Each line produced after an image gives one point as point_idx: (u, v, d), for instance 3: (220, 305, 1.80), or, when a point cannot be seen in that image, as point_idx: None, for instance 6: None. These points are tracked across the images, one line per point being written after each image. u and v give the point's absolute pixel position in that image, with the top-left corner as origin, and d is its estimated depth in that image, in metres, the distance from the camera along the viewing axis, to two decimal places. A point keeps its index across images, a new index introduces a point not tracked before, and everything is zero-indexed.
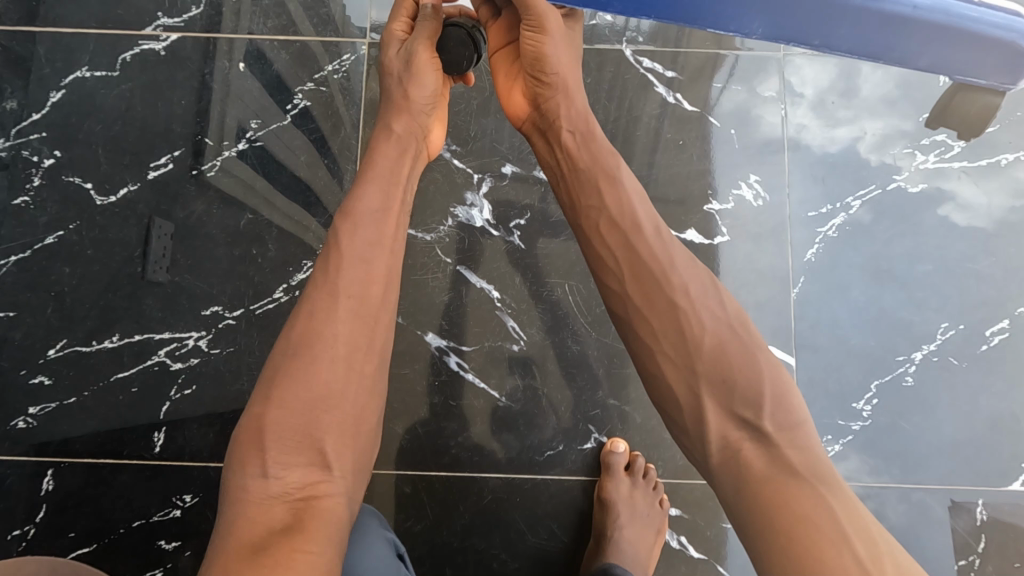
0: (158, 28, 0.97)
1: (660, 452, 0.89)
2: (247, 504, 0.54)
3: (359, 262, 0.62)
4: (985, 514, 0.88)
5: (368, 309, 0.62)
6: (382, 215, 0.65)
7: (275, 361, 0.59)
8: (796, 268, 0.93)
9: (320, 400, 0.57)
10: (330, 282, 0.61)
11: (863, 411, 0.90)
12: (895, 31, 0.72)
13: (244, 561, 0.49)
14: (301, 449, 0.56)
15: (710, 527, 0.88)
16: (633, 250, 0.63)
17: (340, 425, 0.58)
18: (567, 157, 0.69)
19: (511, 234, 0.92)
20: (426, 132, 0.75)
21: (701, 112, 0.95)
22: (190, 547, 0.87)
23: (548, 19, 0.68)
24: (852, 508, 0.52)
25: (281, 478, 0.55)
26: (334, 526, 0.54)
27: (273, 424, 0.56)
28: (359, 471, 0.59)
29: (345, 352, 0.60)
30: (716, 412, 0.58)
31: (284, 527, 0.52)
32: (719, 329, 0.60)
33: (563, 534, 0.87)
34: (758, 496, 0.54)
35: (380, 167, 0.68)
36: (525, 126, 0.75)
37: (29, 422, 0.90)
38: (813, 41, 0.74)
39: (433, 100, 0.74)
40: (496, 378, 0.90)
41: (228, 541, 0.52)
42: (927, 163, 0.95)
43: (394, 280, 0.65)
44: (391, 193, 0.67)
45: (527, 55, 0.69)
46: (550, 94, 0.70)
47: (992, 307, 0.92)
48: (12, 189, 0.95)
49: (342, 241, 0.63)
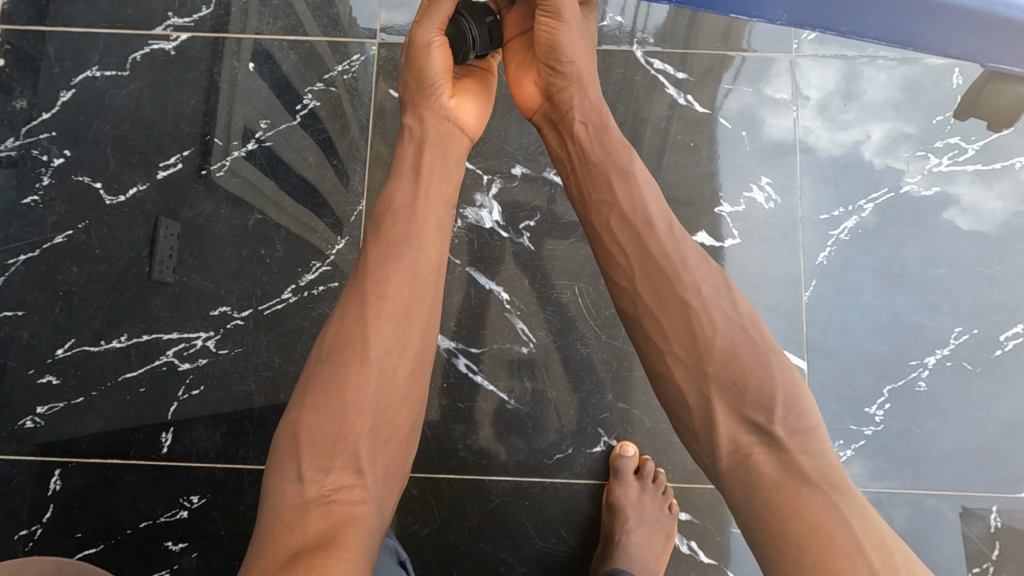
0: (167, 28, 0.97)
1: (669, 456, 0.89)
2: (283, 508, 0.55)
3: (391, 262, 0.62)
4: (1000, 521, 0.87)
5: (400, 310, 0.61)
6: (411, 212, 0.64)
7: (311, 367, 0.60)
8: (808, 271, 0.92)
9: (352, 406, 0.57)
10: (362, 284, 0.61)
11: (875, 416, 0.89)
12: (917, 18, 0.69)
13: (279, 566, 0.50)
14: (335, 454, 0.57)
15: (720, 532, 0.87)
16: (644, 248, 0.62)
17: (373, 430, 0.58)
18: (579, 150, 0.69)
19: (520, 236, 0.92)
20: (448, 110, 0.69)
21: (710, 113, 0.95)
22: (196, 549, 0.87)
23: (565, 6, 0.66)
24: (865, 515, 0.51)
25: (316, 482, 0.56)
26: (367, 532, 0.55)
27: (307, 429, 0.57)
28: (392, 476, 0.60)
29: (379, 356, 0.59)
30: (727, 417, 0.57)
31: (319, 533, 0.53)
32: (731, 330, 0.59)
33: (571, 538, 0.87)
34: (770, 502, 0.53)
35: (407, 160, 0.68)
36: (536, 117, 0.74)
37: (35, 421, 0.90)
38: (839, 28, 0.70)
39: (443, 78, 0.68)
40: (504, 380, 0.89)
41: (266, 544, 0.53)
42: (940, 166, 0.94)
43: (428, 278, 0.63)
44: (418, 187, 0.65)
45: (542, 43, 0.68)
46: (564, 84, 0.69)
47: (1006, 311, 0.91)
48: (21, 188, 0.95)
49: (375, 243, 0.63)
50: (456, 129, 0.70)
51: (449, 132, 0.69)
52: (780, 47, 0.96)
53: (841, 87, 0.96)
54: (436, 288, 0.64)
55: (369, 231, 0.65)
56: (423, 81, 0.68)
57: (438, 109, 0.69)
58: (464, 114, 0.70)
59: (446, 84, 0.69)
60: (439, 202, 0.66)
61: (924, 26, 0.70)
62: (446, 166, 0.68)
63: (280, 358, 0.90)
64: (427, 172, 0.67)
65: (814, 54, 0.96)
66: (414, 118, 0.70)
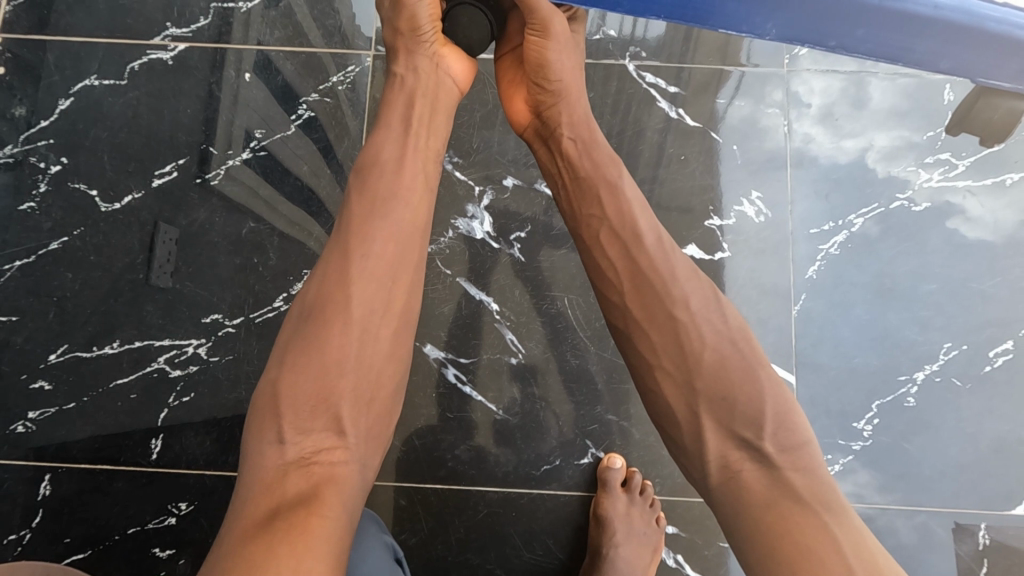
0: (166, 38, 0.98)
1: (657, 469, 0.88)
2: (264, 470, 0.55)
3: (375, 221, 0.62)
4: (989, 538, 0.87)
5: (384, 270, 0.61)
6: (396, 174, 0.64)
7: (292, 327, 0.60)
8: (798, 284, 0.92)
9: (333, 367, 0.58)
10: (344, 243, 0.61)
11: (863, 431, 0.89)
12: (913, 32, 0.65)
13: (260, 527, 0.51)
14: (315, 416, 0.57)
15: (708, 546, 0.87)
16: (632, 258, 0.63)
17: (355, 391, 0.58)
18: (568, 166, 0.69)
19: (511, 247, 0.92)
20: (438, 60, 0.70)
21: (703, 127, 0.95)
22: (185, 555, 0.87)
23: (553, 24, 0.67)
24: (859, 538, 0.51)
25: (297, 443, 0.56)
26: (347, 493, 0.56)
27: (286, 390, 0.57)
28: (375, 437, 0.60)
29: (361, 314, 0.59)
30: (716, 433, 0.57)
31: (299, 494, 0.54)
32: (720, 343, 0.59)
33: (559, 550, 0.87)
34: (762, 525, 0.53)
35: (395, 113, 0.68)
36: (527, 133, 0.75)
37: (27, 426, 0.91)
38: (829, 42, 0.66)
39: (435, 23, 0.69)
40: (494, 391, 0.89)
41: (246, 504, 0.54)
42: (930, 182, 0.94)
43: (410, 240, 0.63)
44: (406, 141, 0.66)
45: (531, 61, 0.69)
46: (552, 101, 0.70)
47: (997, 327, 0.91)
48: (18, 195, 0.96)
49: (358, 201, 0.63)
50: (448, 79, 0.71)
51: (440, 84, 0.70)
52: (774, 61, 0.97)
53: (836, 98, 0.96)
54: (420, 249, 0.64)
55: (352, 187, 0.64)
56: (417, 27, 0.68)
57: (431, 55, 0.70)
58: (454, 67, 0.72)
59: (435, 29, 0.69)
60: (425, 159, 0.67)
61: (914, 40, 0.65)
62: (434, 120, 0.69)
63: None
64: (414, 129, 0.67)
65: (810, 67, 0.97)
66: (409, 65, 0.69)
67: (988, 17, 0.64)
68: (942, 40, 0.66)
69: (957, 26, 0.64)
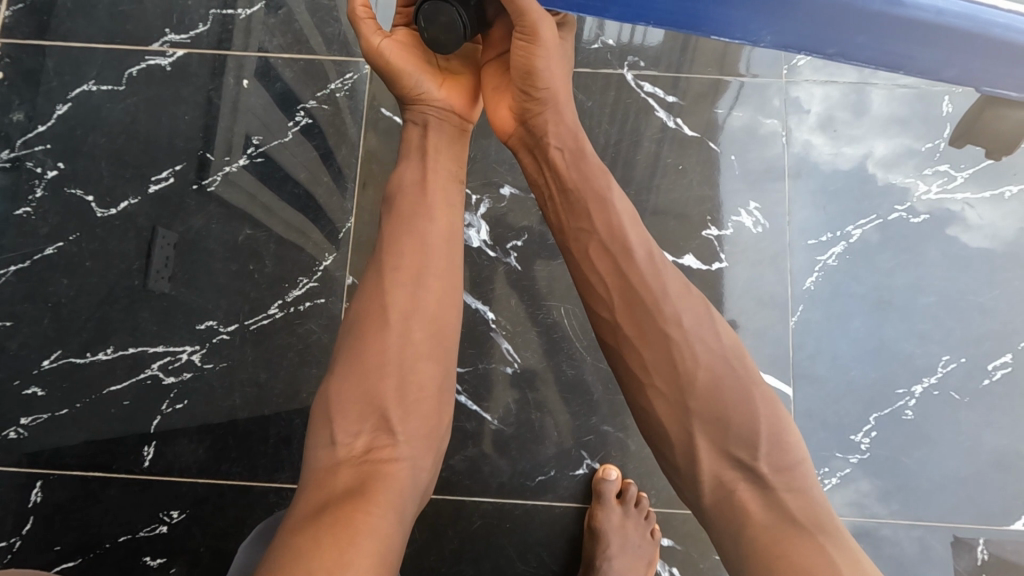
0: (165, 45, 0.98)
1: (653, 481, 0.88)
2: (317, 471, 0.57)
3: (406, 231, 0.65)
4: (987, 552, 0.86)
5: (416, 274, 0.63)
6: (419, 184, 0.66)
7: (340, 340, 0.63)
8: (796, 296, 0.92)
9: (377, 369, 0.60)
10: (378, 256, 0.65)
11: (861, 444, 0.89)
12: (912, 38, 0.62)
13: (309, 519, 0.52)
14: (363, 417, 0.59)
15: (704, 558, 0.86)
16: (623, 277, 0.62)
17: (400, 393, 0.60)
18: (555, 176, 0.67)
19: (508, 256, 0.92)
20: (431, 95, 0.69)
21: (701, 137, 0.95)
22: (176, 564, 0.87)
23: (541, 27, 0.63)
24: (853, 561, 0.50)
25: (348, 444, 0.58)
26: (398, 490, 0.56)
27: (334, 395, 0.60)
28: (425, 438, 0.60)
29: (397, 320, 0.61)
30: (710, 453, 0.57)
31: (350, 489, 0.55)
32: (713, 362, 0.59)
33: (553, 562, 0.86)
34: (758, 547, 0.52)
35: (413, 144, 0.69)
36: (511, 141, 0.71)
37: (20, 432, 0.90)
38: (827, 50, 0.65)
39: (415, 73, 0.68)
40: (490, 400, 0.89)
41: (302, 501, 0.55)
42: (929, 194, 0.94)
43: (441, 246, 0.65)
44: (426, 165, 0.68)
45: (517, 66, 0.65)
46: (539, 109, 0.67)
47: (996, 340, 0.90)
48: (15, 200, 0.96)
49: (389, 217, 0.66)
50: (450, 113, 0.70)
51: (446, 118, 0.70)
52: (770, 72, 0.97)
53: (836, 106, 0.96)
54: (453, 252, 0.66)
55: (383, 207, 0.67)
56: (400, 83, 0.68)
57: (424, 96, 0.69)
58: (452, 98, 0.70)
59: (416, 71, 0.68)
60: (449, 179, 0.68)
61: (918, 46, 0.63)
62: (451, 148, 0.70)
63: (266, 373, 0.90)
64: (434, 153, 0.68)
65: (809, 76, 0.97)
66: (409, 113, 0.70)
67: (995, 22, 0.61)
68: (950, 48, 0.63)
69: (960, 32, 0.61)
